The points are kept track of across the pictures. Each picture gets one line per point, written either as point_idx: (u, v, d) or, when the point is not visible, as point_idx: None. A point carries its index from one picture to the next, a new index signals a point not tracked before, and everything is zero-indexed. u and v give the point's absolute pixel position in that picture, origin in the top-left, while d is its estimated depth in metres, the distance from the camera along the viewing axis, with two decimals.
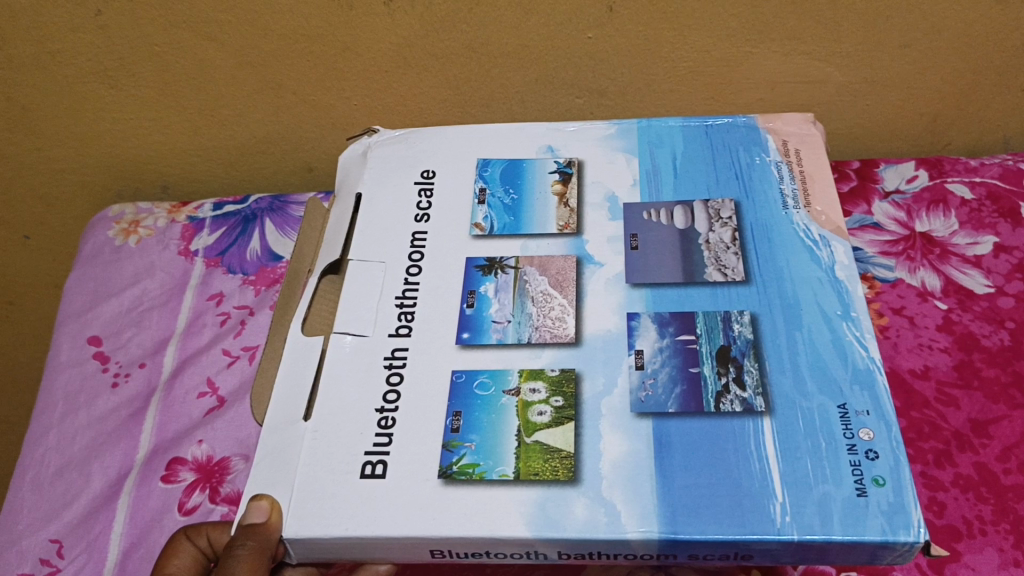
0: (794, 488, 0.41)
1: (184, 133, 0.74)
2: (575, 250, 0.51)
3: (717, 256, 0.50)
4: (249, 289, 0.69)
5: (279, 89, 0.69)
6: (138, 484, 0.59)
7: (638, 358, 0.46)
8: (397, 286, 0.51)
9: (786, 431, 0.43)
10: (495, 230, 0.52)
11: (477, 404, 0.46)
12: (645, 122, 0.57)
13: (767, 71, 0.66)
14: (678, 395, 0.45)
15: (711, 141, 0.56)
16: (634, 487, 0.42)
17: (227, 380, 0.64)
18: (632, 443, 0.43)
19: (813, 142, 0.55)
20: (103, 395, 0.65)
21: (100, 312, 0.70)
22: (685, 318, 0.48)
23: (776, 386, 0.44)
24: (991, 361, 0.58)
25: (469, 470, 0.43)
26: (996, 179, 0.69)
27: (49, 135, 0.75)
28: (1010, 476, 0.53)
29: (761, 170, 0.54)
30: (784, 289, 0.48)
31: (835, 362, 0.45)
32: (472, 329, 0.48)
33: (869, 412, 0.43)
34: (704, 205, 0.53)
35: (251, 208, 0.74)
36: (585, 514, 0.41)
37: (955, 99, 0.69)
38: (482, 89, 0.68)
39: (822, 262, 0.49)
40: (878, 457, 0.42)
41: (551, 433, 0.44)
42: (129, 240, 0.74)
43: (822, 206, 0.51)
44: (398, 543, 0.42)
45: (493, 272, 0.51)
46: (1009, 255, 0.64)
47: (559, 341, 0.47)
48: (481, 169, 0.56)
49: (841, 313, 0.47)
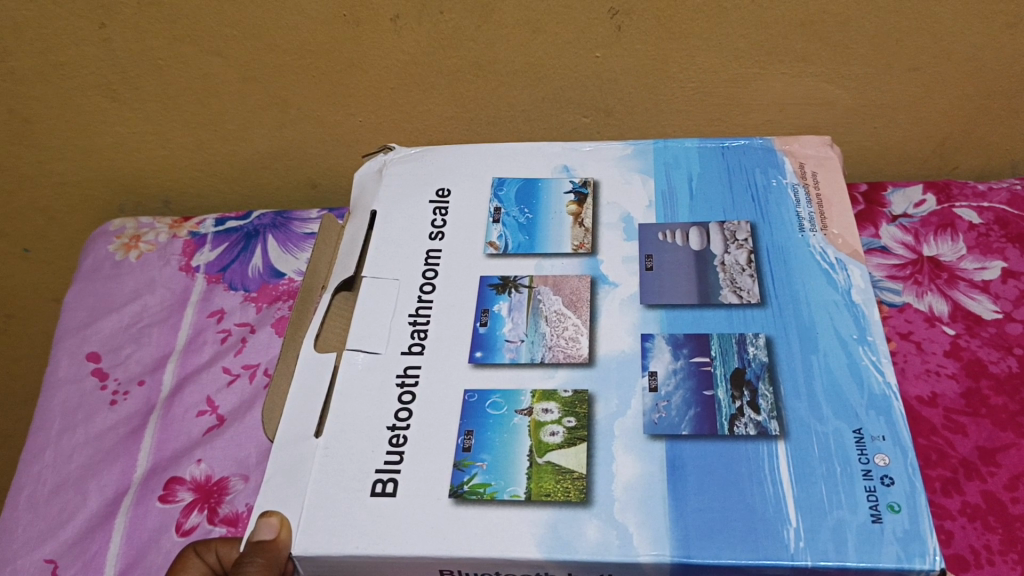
0: (808, 514, 0.40)
1: (187, 148, 0.74)
2: (590, 270, 0.50)
3: (732, 278, 0.49)
4: (251, 306, 0.68)
5: (283, 104, 0.68)
6: (135, 504, 0.58)
7: (651, 379, 0.45)
8: (410, 303, 0.50)
9: (802, 455, 0.42)
10: (510, 248, 0.52)
11: (489, 424, 0.45)
12: (662, 143, 0.56)
13: (776, 93, 0.66)
14: (692, 418, 0.44)
15: (727, 162, 0.55)
16: (646, 509, 0.41)
17: (228, 398, 0.63)
18: (646, 465, 0.42)
19: (830, 166, 0.55)
20: (102, 413, 0.64)
21: (99, 328, 0.69)
22: (699, 339, 0.47)
23: (791, 410, 0.44)
24: (998, 388, 0.58)
25: (480, 489, 0.42)
26: (1003, 204, 0.69)
27: (51, 147, 0.74)
28: (1018, 506, 0.52)
29: (777, 193, 0.53)
30: (799, 312, 0.47)
31: (851, 386, 0.44)
32: (485, 348, 0.47)
33: (885, 437, 0.42)
34: (719, 227, 0.52)
35: (254, 223, 0.73)
36: (597, 536, 0.40)
37: (962, 123, 0.68)
38: (488, 108, 0.67)
39: (838, 286, 0.48)
40: (893, 483, 0.41)
41: (564, 454, 0.43)
42: (130, 255, 0.73)
43: (839, 229, 0.51)
44: (406, 563, 0.41)
45: (507, 291, 0.50)
46: (1017, 280, 0.64)
47: (573, 361, 0.46)
48: (496, 188, 0.55)
49: (857, 337, 0.46)
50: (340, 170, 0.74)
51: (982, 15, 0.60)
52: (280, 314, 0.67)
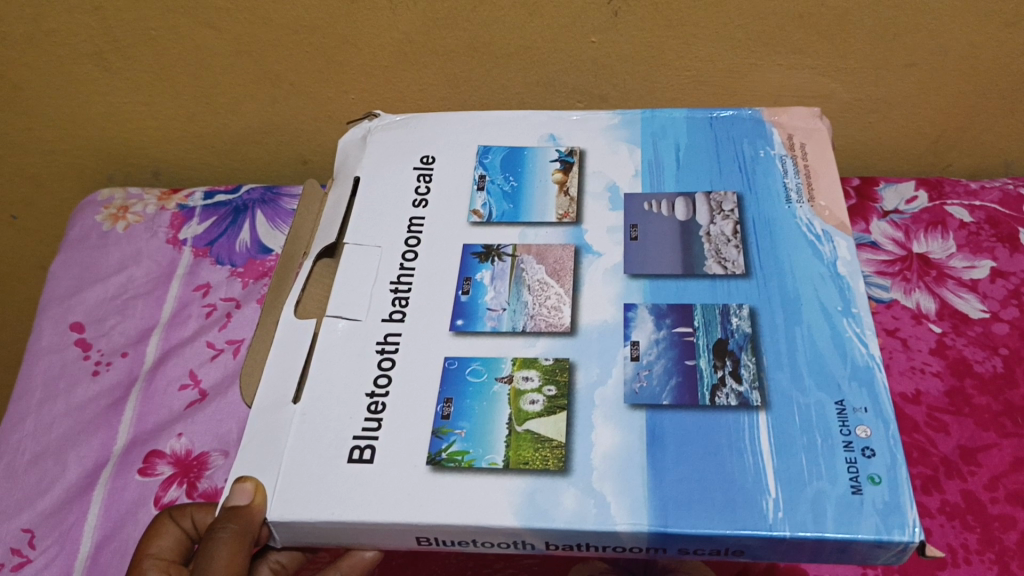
0: (787, 485, 0.40)
1: (177, 119, 0.73)
2: (574, 239, 0.50)
3: (717, 250, 0.49)
4: (237, 281, 0.67)
5: (276, 79, 0.68)
6: (114, 475, 0.57)
7: (633, 349, 0.45)
8: (392, 271, 0.49)
9: (782, 425, 0.42)
10: (493, 217, 0.52)
11: (468, 392, 0.45)
12: (649, 113, 0.56)
13: (771, 83, 0.65)
14: (674, 387, 0.44)
15: (715, 134, 0.55)
16: (626, 478, 0.41)
17: (210, 373, 0.62)
18: (625, 436, 0.42)
19: (818, 138, 0.54)
20: (83, 383, 0.63)
21: (84, 298, 0.68)
22: (682, 310, 0.47)
23: (773, 381, 0.44)
24: (982, 388, 0.58)
25: (458, 456, 0.42)
26: (995, 204, 0.68)
27: (43, 115, 0.73)
28: (997, 506, 0.52)
29: (764, 165, 0.53)
30: (785, 284, 0.47)
31: (833, 358, 0.44)
32: (466, 316, 0.47)
33: (866, 409, 0.42)
34: (706, 198, 0.52)
35: (243, 198, 0.73)
36: (574, 505, 0.40)
37: (957, 120, 0.68)
38: (482, 88, 0.67)
39: (824, 258, 0.48)
40: (874, 455, 0.41)
41: (542, 423, 0.43)
42: (117, 225, 0.72)
43: (826, 201, 0.51)
44: (383, 529, 0.41)
45: (489, 259, 0.50)
46: (1005, 280, 0.64)
47: (554, 330, 0.46)
48: (481, 156, 0.55)
49: (842, 310, 0.46)
50: (333, 146, 0.74)
51: (983, 13, 0.60)
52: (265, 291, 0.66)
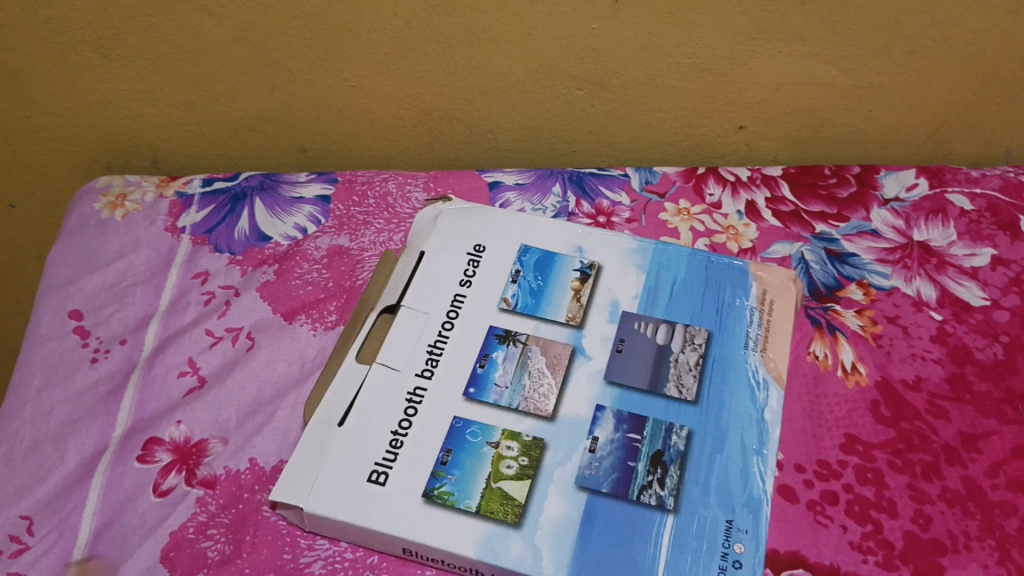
0: (670, 575, 0.47)
1: (176, 107, 0.73)
2: (573, 341, 0.56)
3: (679, 375, 0.55)
4: (236, 269, 0.66)
5: (275, 67, 0.67)
6: (113, 463, 0.56)
7: (592, 442, 0.51)
8: (431, 335, 0.57)
9: (683, 530, 0.48)
10: (518, 307, 0.58)
11: (465, 447, 0.51)
12: (662, 246, 0.62)
13: (772, 70, 0.65)
14: (614, 479, 0.50)
15: (707, 274, 0.60)
16: (558, 543, 0.48)
17: (210, 360, 0.61)
18: (568, 509, 0.49)
19: (788, 299, 0.59)
20: (82, 370, 0.61)
21: (83, 286, 0.67)
22: (637, 419, 0.53)
23: (687, 493, 0.50)
24: (983, 375, 0.58)
25: (446, 496, 0.49)
26: (996, 191, 0.68)
27: (42, 103, 0.73)
28: (997, 493, 0.52)
29: (737, 312, 0.58)
30: (722, 418, 0.53)
31: (737, 485, 0.50)
32: (478, 386, 0.54)
33: (747, 531, 0.48)
34: (683, 329, 0.57)
35: (242, 185, 0.73)
36: (518, 552, 0.47)
37: (957, 108, 0.68)
38: (482, 76, 0.66)
39: (756, 402, 0.54)
40: (741, 567, 0.47)
41: (515, 485, 0.50)
42: (116, 213, 0.71)
43: (774, 354, 0.56)
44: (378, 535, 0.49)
45: (507, 343, 0.56)
46: (1006, 268, 0.64)
47: (539, 413, 0.53)
48: (521, 254, 0.61)
49: (757, 449, 0.52)
50: (332, 134, 0.73)
51: None
52: (265, 278, 0.65)
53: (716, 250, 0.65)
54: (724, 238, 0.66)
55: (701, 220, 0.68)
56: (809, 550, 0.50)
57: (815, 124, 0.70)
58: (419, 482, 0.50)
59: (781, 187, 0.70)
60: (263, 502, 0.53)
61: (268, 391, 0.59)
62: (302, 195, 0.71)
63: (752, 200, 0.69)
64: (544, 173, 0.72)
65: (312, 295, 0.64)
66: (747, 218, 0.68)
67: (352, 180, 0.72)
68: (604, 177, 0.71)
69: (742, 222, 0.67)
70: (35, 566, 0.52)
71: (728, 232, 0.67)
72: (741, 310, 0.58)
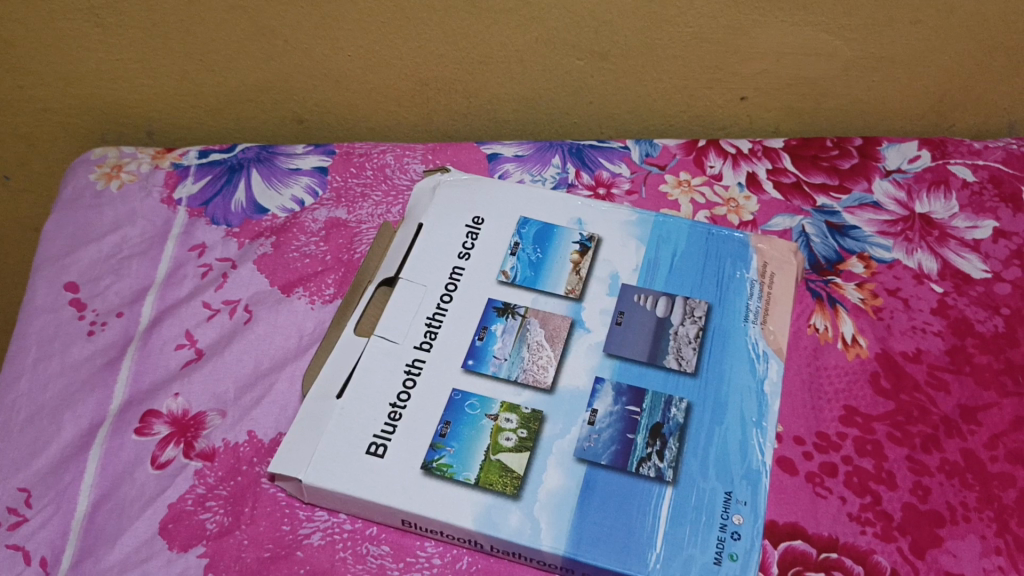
0: (669, 544, 0.47)
1: (171, 77, 0.72)
2: (572, 313, 0.56)
3: (678, 348, 0.54)
4: (233, 241, 0.66)
5: (270, 36, 0.67)
6: (110, 435, 0.55)
7: (591, 414, 0.51)
8: (429, 308, 0.56)
9: (681, 501, 0.48)
10: (517, 279, 0.58)
11: (464, 419, 0.51)
12: (662, 217, 0.61)
13: (774, 40, 0.64)
14: (613, 451, 0.50)
15: (707, 246, 0.60)
16: (557, 514, 0.48)
17: (207, 333, 0.61)
18: (567, 481, 0.49)
19: (789, 270, 0.58)
20: (78, 343, 0.61)
21: (78, 258, 0.66)
22: (637, 391, 0.52)
23: (686, 464, 0.50)
24: (984, 347, 0.58)
25: (445, 467, 0.49)
26: (998, 163, 0.68)
27: (35, 73, 0.72)
28: (996, 464, 0.52)
29: (737, 285, 0.58)
30: (722, 390, 0.53)
31: (736, 457, 0.50)
32: (476, 357, 0.54)
33: (746, 502, 0.48)
34: (683, 301, 0.57)
35: (238, 157, 0.72)
36: (517, 524, 0.47)
37: (961, 79, 0.68)
38: (481, 46, 0.66)
39: (756, 374, 0.53)
40: (739, 538, 0.47)
41: (514, 457, 0.50)
42: (111, 184, 0.70)
43: (774, 326, 0.56)
44: (378, 508, 0.49)
45: (506, 315, 0.56)
46: (1008, 240, 0.63)
47: (538, 385, 0.52)
48: (519, 226, 0.61)
49: (756, 421, 0.52)
50: (330, 104, 0.73)
51: None
52: (262, 251, 0.65)
53: (717, 222, 0.65)
54: (725, 210, 0.66)
55: (702, 192, 0.67)
56: (808, 522, 0.50)
57: (816, 95, 0.69)
58: (416, 454, 0.50)
59: (782, 159, 0.69)
60: (262, 474, 0.53)
61: (266, 363, 0.58)
62: (299, 166, 0.71)
63: (753, 172, 0.68)
64: (543, 145, 0.71)
65: (310, 268, 0.64)
66: (748, 190, 0.67)
67: (350, 152, 0.72)
68: (604, 148, 0.71)
69: (743, 194, 0.67)
70: (34, 537, 0.52)
71: (729, 204, 0.66)
72: (741, 281, 0.58)
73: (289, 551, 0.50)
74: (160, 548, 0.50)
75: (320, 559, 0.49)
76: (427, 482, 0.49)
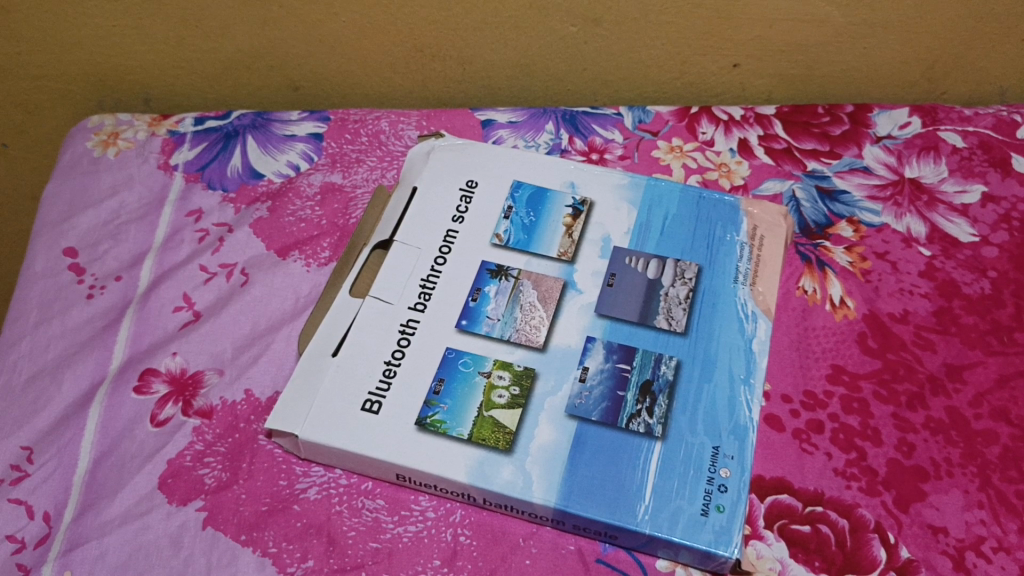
0: (658, 496, 0.48)
1: (166, 44, 0.72)
2: (564, 275, 0.57)
3: (669, 308, 0.55)
4: (229, 207, 0.67)
5: (265, 3, 0.67)
6: (110, 393, 0.56)
7: (582, 371, 0.52)
8: (424, 270, 0.57)
9: (670, 457, 0.49)
10: (510, 242, 0.58)
11: (457, 377, 0.52)
12: (654, 181, 0.62)
13: (767, 6, 0.64)
14: (604, 407, 0.51)
15: (699, 210, 0.61)
16: (549, 467, 0.49)
17: (204, 295, 0.61)
18: (558, 436, 0.50)
19: (779, 233, 0.59)
20: (78, 306, 0.62)
21: (77, 223, 0.67)
22: (627, 349, 0.53)
23: (674, 420, 0.51)
24: (970, 308, 0.58)
25: (438, 423, 0.50)
26: (988, 129, 0.69)
27: (31, 39, 0.72)
28: (980, 422, 0.53)
29: (728, 247, 0.58)
30: (711, 349, 0.54)
31: (724, 414, 0.51)
32: (469, 317, 0.55)
33: (734, 456, 0.49)
34: (674, 263, 0.58)
35: (234, 124, 0.73)
36: (510, 477, 0.48)
37: (953, 46, 0.68)
38: (475, 12, 0.66)
39: (745, 334, 0.54)
40: (727, 490, 0.48)
41: (506, 414, 0.51)
42: (108, 152, 0.71)
43: (764, 287, 0.56)
44: (373, 462, 0.50)
45: (499, 277, 0.57)
46: (996, 205, 0.64)
47: (530, 344, 0.53)
48: (512, 190, 0.61)
49: (744, 378, 0.53)
50: (324, 70, 0.73)
51: None
52: (258, 215, 0.65)
53: (708, 186, 0.66)
54: (716, 175, 0.67)
55: (694, 157, 0.68)
56: (794, 476, 0.51)
57: (808, 61, 0.70)
58: (410, 411, 0.51)
59: (774, 126, 0.70)
60: (259, 431, 0.54)
61: (262, 324, 0.59)
62: (294, 133, 0.71)
63: (745, 137, 0.69)
64: (537, 111, 0.72)
65: (305, 232, 0.64)
66: (740, 155, 0.68)
67: (345, 118, 0.72)
68: (597, 114, 0.71)
69: (735, 160, 0.68)
70: (36, 492, 0.53)
71: (721, 169, 0.67)
72: (731, 244, 0.59)
73: (286, 505, 0.51)
74: (159, 502, 0.51)
75: (316, 512, 0.51)
76: (421, 438, 0.50)
